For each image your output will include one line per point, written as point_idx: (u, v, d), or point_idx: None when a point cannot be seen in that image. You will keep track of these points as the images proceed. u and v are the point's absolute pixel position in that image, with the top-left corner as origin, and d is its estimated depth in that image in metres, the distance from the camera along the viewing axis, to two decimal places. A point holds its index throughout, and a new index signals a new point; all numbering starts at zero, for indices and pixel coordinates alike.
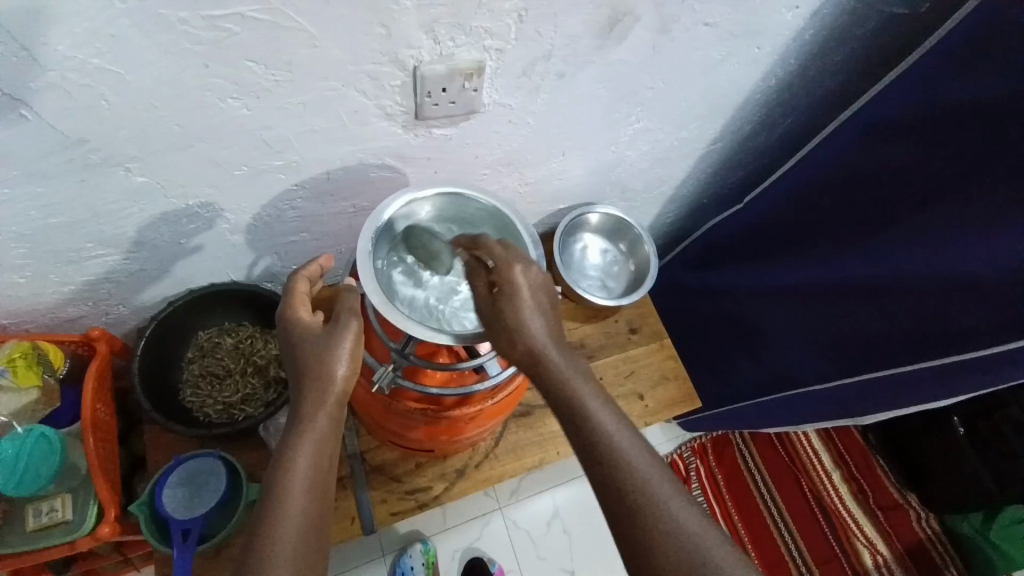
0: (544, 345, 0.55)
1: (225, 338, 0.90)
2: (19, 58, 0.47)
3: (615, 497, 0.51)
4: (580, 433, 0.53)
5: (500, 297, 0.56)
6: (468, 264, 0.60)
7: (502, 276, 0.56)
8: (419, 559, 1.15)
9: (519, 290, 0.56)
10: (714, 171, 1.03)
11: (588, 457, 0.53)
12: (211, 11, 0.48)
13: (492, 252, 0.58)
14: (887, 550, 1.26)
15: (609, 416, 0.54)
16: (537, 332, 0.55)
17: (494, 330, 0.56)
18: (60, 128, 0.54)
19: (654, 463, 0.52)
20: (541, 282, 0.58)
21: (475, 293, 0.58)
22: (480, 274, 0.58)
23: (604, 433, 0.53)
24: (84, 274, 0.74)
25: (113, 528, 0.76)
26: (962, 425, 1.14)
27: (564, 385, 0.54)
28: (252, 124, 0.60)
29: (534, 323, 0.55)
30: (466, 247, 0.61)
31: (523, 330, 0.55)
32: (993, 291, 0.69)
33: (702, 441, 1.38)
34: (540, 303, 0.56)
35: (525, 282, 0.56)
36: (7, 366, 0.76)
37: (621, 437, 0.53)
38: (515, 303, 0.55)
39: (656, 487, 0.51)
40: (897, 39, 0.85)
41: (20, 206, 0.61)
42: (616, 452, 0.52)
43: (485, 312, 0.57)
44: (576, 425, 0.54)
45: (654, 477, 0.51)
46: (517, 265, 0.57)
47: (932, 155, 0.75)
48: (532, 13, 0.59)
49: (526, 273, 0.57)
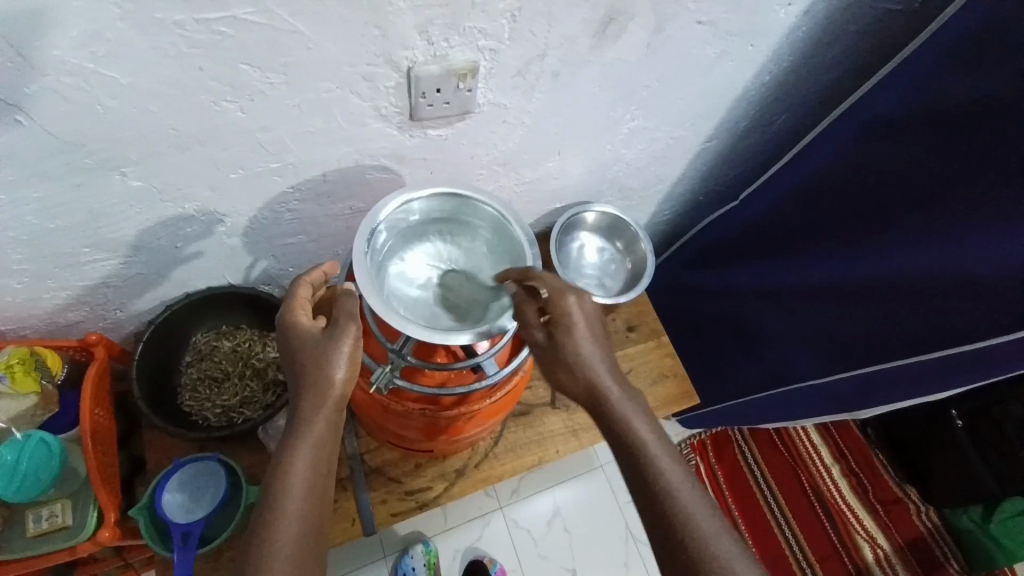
0: (596, 375, 0.59)
1: (223, 341, 0.90)
2: (15, 62, 0.47)
3: (664, 529, 0.55)
4: (631, 462, 0.57)
5: (557, 330, 0.60)
6: (517, 293, 0.63)
7: (558, 308, 0.61)
8: (421, 559, 1.15)
9: (574, 322, 0.60)
10: (710, 168, 1.03)
11: (637, 485, 0.57)
12: (207, 14, 0.48)
13: (544, 282, 0.62)
14: (888, 543, 1.27)
15: (658, 446, 0.57)
16: (593, 363, 0.60)
17: (553, 359, 0.61)
18: (56, 132, 0.54)
19: (700, 494, 0.56)
20: (595, 316, 0.62)
21: (526, 321, 0.62)
22: (533, 304, 0.62)
23: (650, 459, 0.56)
24: (82, 278, 0.74)
25: (113, 532, 0.77)
26: (961, 419, 1.15)
27: (617, 414, 0.58)
28: (249, 127, 0.61)
29: (591, 356, 0.60)
30: (517, 278, 0.63)
31: (580, 362, 0.59)
32: (986, 285, 0.69)
33: (702, 437, 1.38)
34: (596, 335, 0.61)
35: (580, 314, 0.61)
36: (5, 372, 0.75)
37: (669, 468, 0.56)
38: (571, 333, 0.60)
39: (700, 515, 0.54)
40: (891, 35, 0.85)
41: (16, 210, 0.61)
42: (661, 479, 0.56)
43: (540, 341, 0.62)
44: (626, 452, 0.58)
45: (699, 507, 0.55)
46: (571, 297, 0.61)
47: (927, 149, 0.75)
48: (527, 14, 0.59)
49: (580, 305, 0.61)
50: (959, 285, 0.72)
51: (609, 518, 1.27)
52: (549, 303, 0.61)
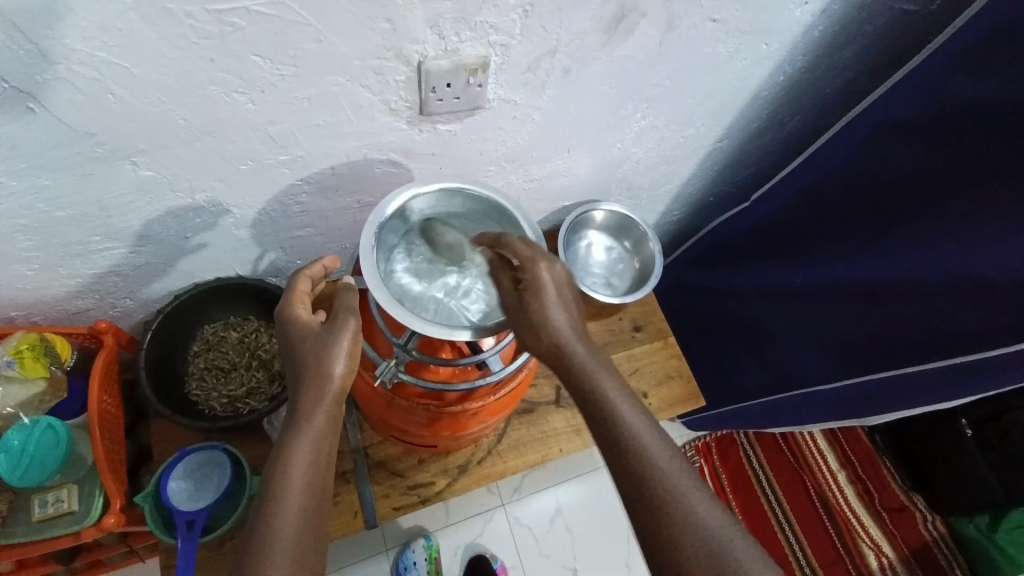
0: (566, 339, 0.56)
1: (231, 332, 0.91)
2: (27, 51, 0.47)
3: (637, 496, 0.52)
4: (602, 428, 0.54)
5: (526, 294, 0.57)
6: (493, 261, 0.62)
7: (528, 273, 0.58)
8: (422, 554, 1.15)
9: (543, 286, 0.57)
10: (720, 169, 1.03)
11: (610, 450, 0.54)
12: (217, 5, 0.48)
13: (516, 251, 0.60)
14: (892, 550, 1.26)
15: (630, 410, 0.54)
16: (561, 326, 0.56)
17: (521, 324, 0.58)
18: (67, 122, 0.54)
19: (674, 456, 0.53)
20: (566, 279, 0.59)
21: (500, 288, 0.60)
22: (506, 272, 0.61)
23: (623, 426, 0.53)
24: (92, 267, 0.75)
25: (118, 519, 0.77)
26: (969, 427, 1.14)
27: (586, 377, 0.55)
28: (258, 119, 0.61)
29: (558, 317, 0.56)
30: (491, 246, 0.63)
31: (548, 325, 0.56)
32: (998, 293, 0.68)
33: (707, 440, 1.38)
34: (564, 297, 0.58)
35: (550, 278, 0.58)
36: (14, 358, 0.75)
37: (641, 431, 0.53)
38: (539, 297, 0.57)
39: (672, 478, 0.51)
40: (908, 36, 0.84)
41: (28, 198, 0.61)
42: (634, 442, 0.53)
43: (511, 307, 0.59)
44: (598, 418, 0.54)
45: (674, 471, 0.52)
46: (542, 262, 0.58)
47: (940, 154, 0.74)
48: (538, 8, 0.58)
49: (551, 270, 0.58)
50: (971, 292, 0.71)
51: (611, 519, 1.27)
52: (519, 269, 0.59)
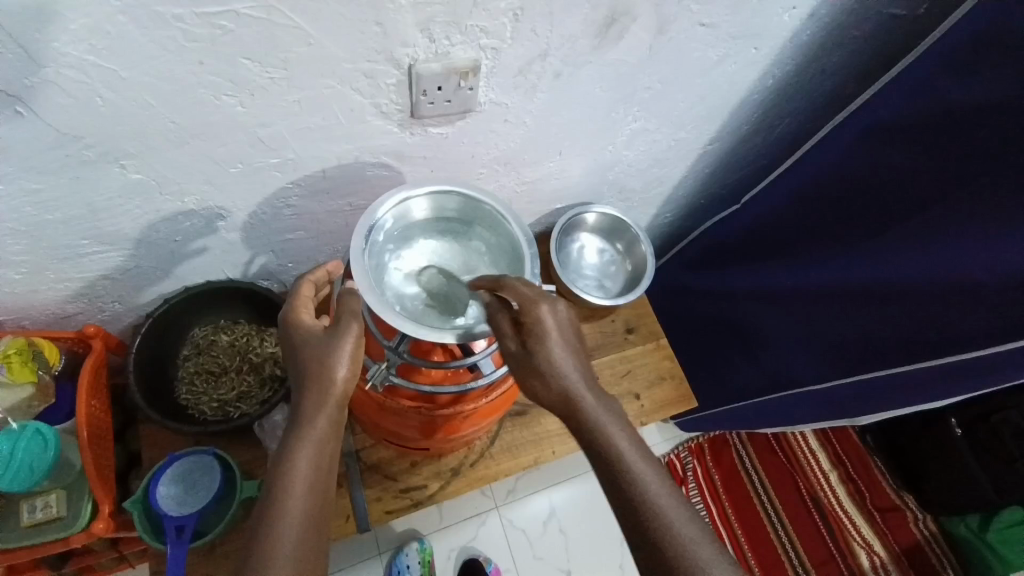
0: (573, 389, 0.56)
1: (221, 336, 0.90)
2: (13, 54, 0.47)
3: (648, 549, 0.51)
4: (614, 483, 0.54)
5: (531, 340, 0.57)
6: (489, 304, 0.61)
7: (530, 316, 0.57)
8: (415, 557, 1.15)
9: (547, 331, 0.57)
10: (712, 171, 1.03)
11: (623, 505, 0.53)
12: (206, 8, 0.48)
13: (517, 291, 0.59)
14: (883, 551, 1.26)
15: (640, 464, 0.54)
16: (568, 375, 0.57)
17: (526, 371, 0.57)
18: (55, 125, 0.54)
19: (686, 511, 0.52)
20: (569, 323, 0.59)
21: (500, 331, 0.59)
22: (506, 314, 0.60)
23: (634, 480, 0.53)
24: (81, 271, 0.75)
25: (107, 524, 0.77)
26: (959, 427, 1.15)
27: (598, 429, 0.55)
28: (248, 122, 0.61)
29: (567, 366, 0.56)
30: (489, 287, 0.61)
31: (555, 374, 0.56)
32: (985, 294, 0.69)
33: (700, 441, 1.39)
34: (571, 347, 0.58)
35: (553, 322, 0.58)
36: (2, 362, 0.74)
37: (649, 482, 0.53)
38: (545, 344, 0.57)
39: (687, 533, 0.51)
40: (897, 40, 0.85)
41: (15, 201, 0.61)
42: (642, 496, 0.52)
43: (514, 351, 0.58)
44: (609, 474, 0.54)
45: (684, 524, 0.51)
46: (544, 304, 0.58)
47: (929, 156, 0.74)
48: (528, 12, 0.59)
49: (554, 313, 0.58)
50: (961, 293, 0.72)
51: (604, 521, 1.27)
52: (521, 311, 0.58)
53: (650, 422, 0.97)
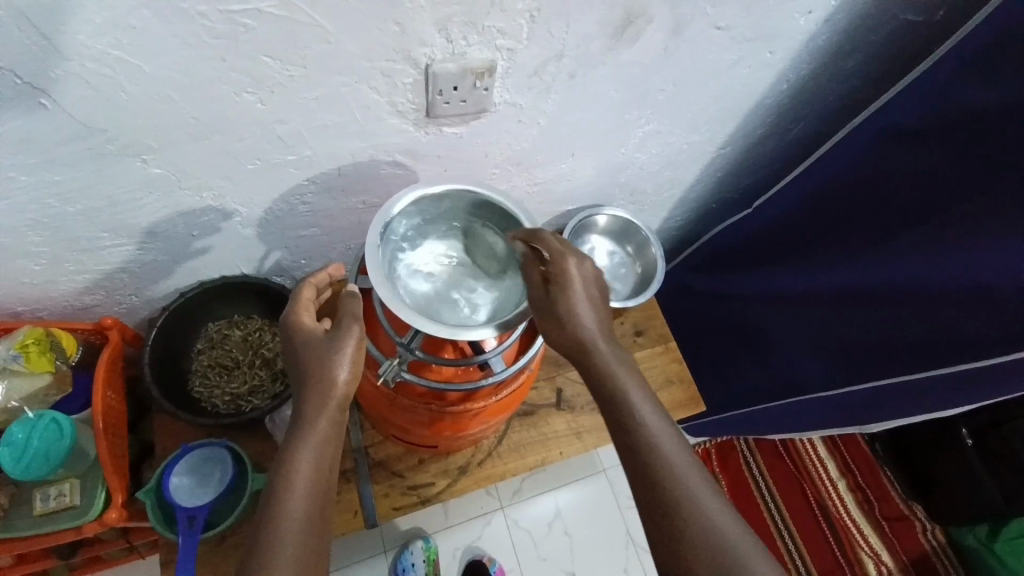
0: (591, 336, 0.59)
1: (234, 330, 0.92)
2: (39, 46, 0.48)
3: (646, 486, 0.52)
4: (622, 426, 0.56)
5: (554, 288, 0.59)
6: (522, 254, 0.62)
7: (557, 266, 0.60)
8: (420, 555, 1.15)
9: (572, 282, 0.59)
10: (723, 175, 1.03)
11: (627, 447, 0.55)
12: (229, 5, 0.49)
13: (549, 246, 0.61)
14: (891, 560, 1.25)
15: (648, 410, 0.56)
16: (587, 322, 0.59)
17: (547, 318, 0.60)
18: (78, 118, 0.55)
19: (689, 459, 0.54)
20: (594, 281, 0.61)
21: (528, 281, 0.61)
22: (535, 264, 0.61)
23: (641, 425, 0.55)
24: (99, 263, 0.76)
25: (120, 514, 0.77)
26: (970, 436, 1.15)
27: (609, 375, 0.57)
28: (267, 118, 0.61)
29: (585, 314, 0.59)
30: (522, 241, 0.62)
31: (574, 320, 0.58)
32: (997, 301, 0.69)
33: (706, 446, 1.38)
34: (593, 298, 0.60)
35: (579, 275, 0.60)
36: (19, 351, 0.76)
37: (656, 426, 0.55)
38: (568, 294, 0.59)
39: (688, 479, 0.52)
40: (911, 46, 0.85)
41: (37, 192, 0.62)
42: (647, 437, 0.54)
43: (537, 300, 0.60)
44: (617, 418, 0.56)
45: (686, 466, 0.53)
46: (572, 259, 0.60)
47: (943, 163, 0.74)
48: (545, 13, 0.59)
49: (580, 268, 0.61)
50: (974, 300, 0.71)
51: (610, 524, 1.27)
52: (549, 264, 0.60)
53: None
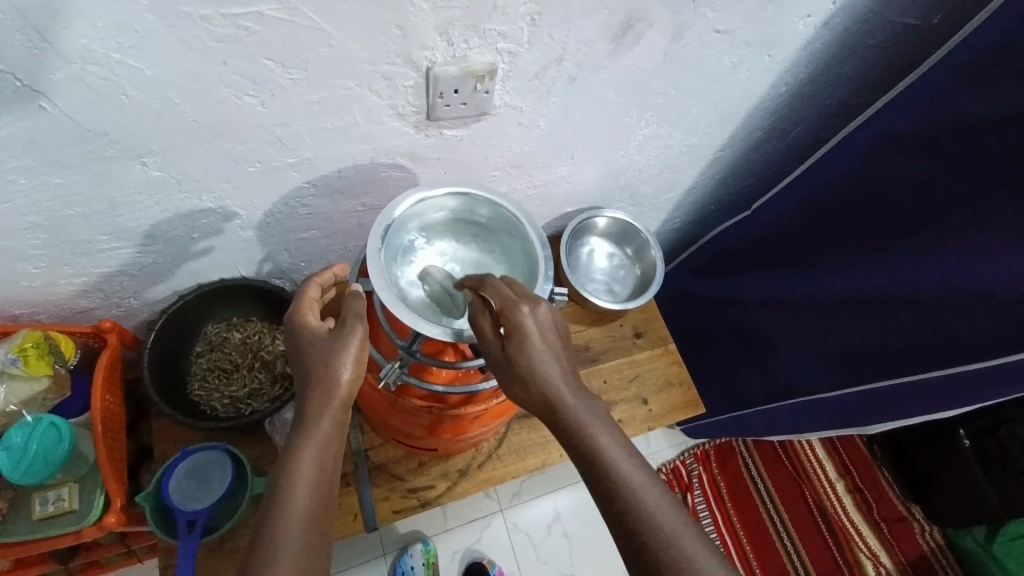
0: (557, 391, 0.55)
1: (233, 333, 0.91)
2: (40, 49, 0.48)
3: (636, 549, 0.51)
4: (601, 490, 0.53)
5: (510, 345, 0.55)
6: (472, 304, 0.59)
7: (510, 320, 0.56)
8: (420, 559, 1.15)
9: (529, 334, 0.55)
10: (722, 177, 1.04)
11: (612, 510, 0.52)
12: (231, 9, 0.49)
13: (496, 292, 0.57)
14: (889, 561, 1.26)
15: (627, 465, 0.53)
16: (551, 377, 0.55)
17: (510, 377, 0.56)
18: (79, 121, 0.55)
19: (678, 515, 0.51)
20: (552, 325, 0.57)
21: (481, 336, 0.57)
22: (487, 317, 0.58)
23: (624, 488, 0.52)
24: (98, 266, 0.75)
25: (118, 518, 0.78)
26: (967, 438, 1.14)
27: (582, 436, 0.54)
28: (268, 121, 0.61)
29: (550, 369, 0.55)
30: (472, 287, 0.60)
31: (538, 378, 0.55)
32: (996, 303, 0.69)
33: (706, 448, 1.38)
34: (554, 347, 0.56)
35: (534, 326, 0.56)
36: (18, 355, 0.76)
37: (637, 483, 0.52)
38: (525, 348, 0.55)
39: (680, 538, 0.50)
40: (909, 50, 0.85)
41: (37, 196, 0.62)
42: (630, 498, 0.51)
43: (495, 357, 0.57)
44: (595, 478, 0.53)
45: (674, 524, 0.51)
46: (524, 307, 0.56)
47: (941, 166, 0.74)
48: (547, 17, 0.59)
49: (535, 315, 0.56)
50: (973, 303, 0.71)
51: (609, 526, 1.27)
52: (500, 315, 0.56)
53: (656, 428, 0.97)
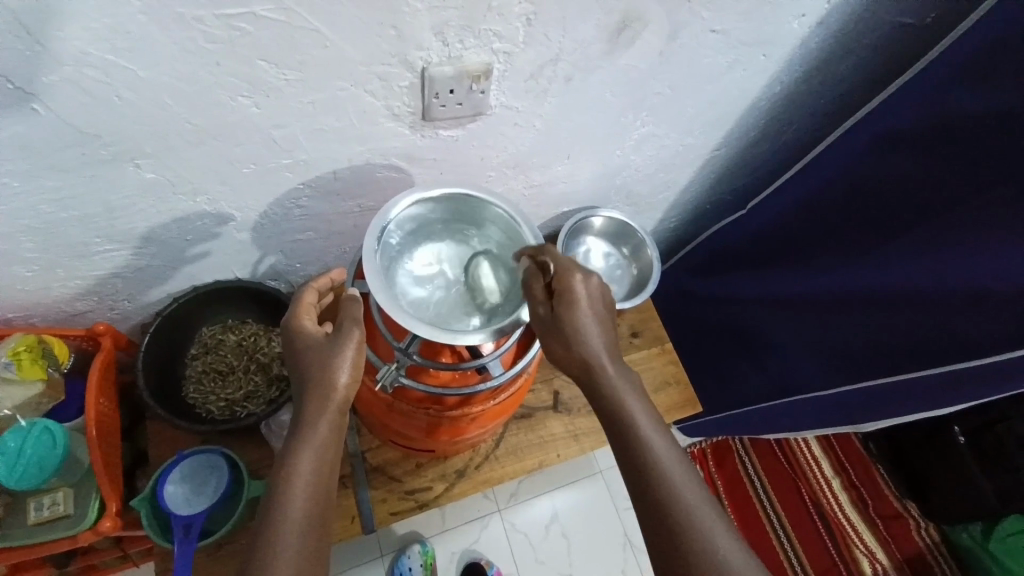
0: (595, 353, 0.59)
1: (229, 335, 0.91)
2: (33, 52, 0.47)
3: (650, 503, 0.53)
4: (627, 451, 0.55)
5: (559, 305, 0.60)
6: (529, 269, 0.63)
7: (562, 283, 0.60)
8: (418, 560, 1.15)
9: (577, 299, 0.60)
10: (718, 177, 1.04)
11: (633, 471, 0.55)
12: (226, 10, 0.49)
13: (554, 259, 0.61)
14: (886, 558, 1.26)
15: (654, 429, 0.56)
16: (592, 341, 0.59)
17: (552, 334, 0.60)
18: (72, 123, 0.54)
19: (696, 484, 0.54)
20: (601, 297, 0.62)
21: (531, 295, 0.62)
22: (540, 280, 0.62)
23: (647, 448, 0.55)
24: (92, 269, 0.75)
25: (114, 523, 0.77)
26: (963, 435, 1.15)
27: (616, 397, 0.57)
28: (263, 123, 0.61)
29: (591, 334, 0.59)
30: (529, 254, 0.63)
31: (579, 338, 0.59)
32: (992, 301, 0.69)
33: (702, 446, 1.39)
34: (598, 314, 0.60)
35: (584, 292, 0.60)
36: (11, 359, 0.75)
37: (660, 444, 0.55)
38: (572, 310, 0.59)
39: (694, 505, 0.52)
40: (903, 49, 0.86)
41: (30, 199, 0.61)
42: (652, 456, 0.54)
43: (541, 315, 0.61)
44: (621, 440, 0.56)
45: (689, 487, 0.53)
46: (578, 274, 0.61)
47: (936, 165, 0.75)
48: (542, 17, 0.59)
49: (586, 284, 0.61)
50: (969, 301, 0.72)
51: (607, 525, 1.27)
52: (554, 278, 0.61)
53: None
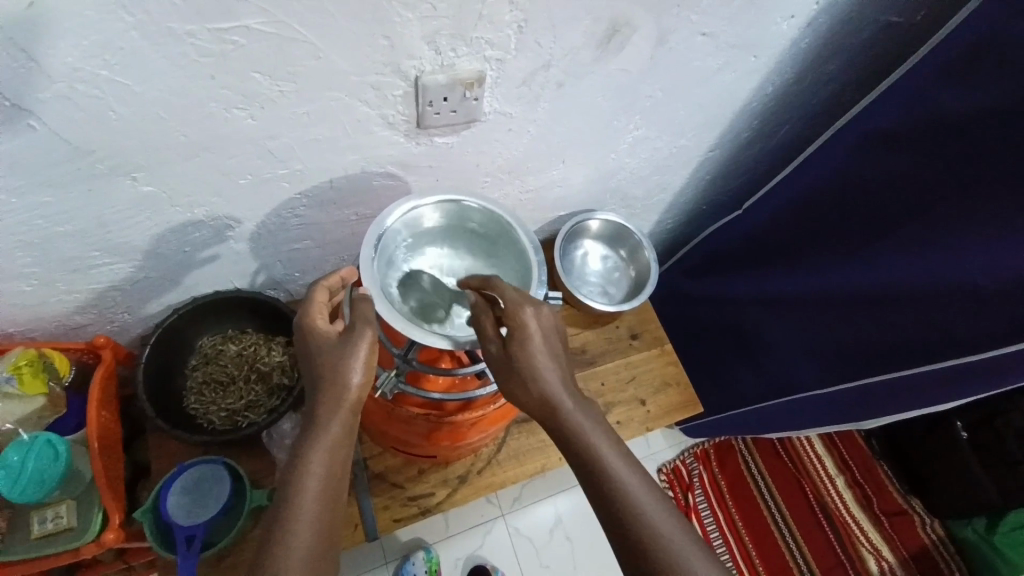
0: (553, 393, 0.56)
1: (229, 345, 0.91)
2: (27, 70, 0.48)
3: (626, 539, 0.52)
4: (595, 487, 0.54)
5: (511, 345, 0.56)
6: (477, 303, 0.60)
7: (514, 321, 0.56)
8: (422, 566, 1.14)
9: (530, 335, 0.56)
10: (713, 178, 1.04)
11: (604, 507, 0.54)
12: (217, 24, 0.49)
13: (504, 293, 0.59)
14: (891, 555, 1.26)
15: (619, 463, 0.55)
16: (549, 379, 0.56)
17: (507, 374, 0.57)
18: (67, 139, 0.55)
19: (670, 513, 0.53)
20: (554, 328, 0.58)
21: (483, 332, 0.59)
22: (491, 315, 0.59)
23: (615, 486, 0.53)
24: (90, 282, 0.75)
25: (117, 534, 0.78)
26: (965, 430, 1.15)
27: (577, 437, 0.55)
28: (258, 134, 0.61)
29: (546, 372, 0.56)
30: (477, 288, 0.62)
31: (535, 380, 0.55)
32: (985, 296, 0.70)
33: (705, 446, 1.38)
34: (554, 349, 0.57)
35: (538, 327, 0.57)
36: (13, 374, 0.76)
37: (628, 478, 0.54)
38: (527, 349, 0.56)
39: (671, 537, 0.52)
40: (894, 47, 0.86)
41: (27, 214, 0.62)
42: (620, 491, 0.53)
43: (494, 353, 0.57)
44: (589, 477, 0.55)
45: (660, 516, 0.53)
46: (528, 308, 0.57)
47: (928, 162, 0.75)
48: (531, 24, 0.60)
49: (538, 316, 0.57)
50: (963, 298, 0.72)
51: None
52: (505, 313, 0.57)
53: (655, 428, 0.97)
